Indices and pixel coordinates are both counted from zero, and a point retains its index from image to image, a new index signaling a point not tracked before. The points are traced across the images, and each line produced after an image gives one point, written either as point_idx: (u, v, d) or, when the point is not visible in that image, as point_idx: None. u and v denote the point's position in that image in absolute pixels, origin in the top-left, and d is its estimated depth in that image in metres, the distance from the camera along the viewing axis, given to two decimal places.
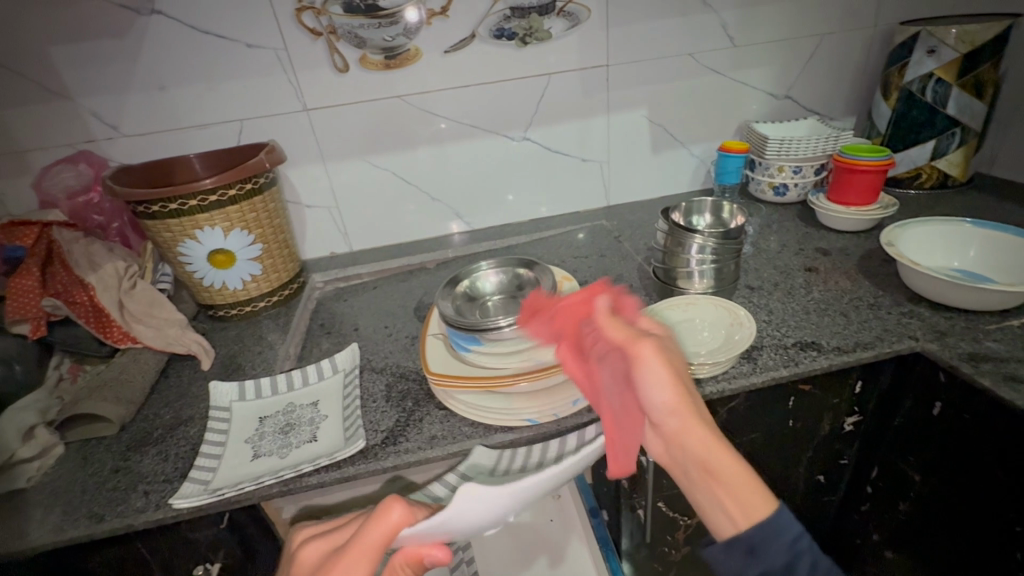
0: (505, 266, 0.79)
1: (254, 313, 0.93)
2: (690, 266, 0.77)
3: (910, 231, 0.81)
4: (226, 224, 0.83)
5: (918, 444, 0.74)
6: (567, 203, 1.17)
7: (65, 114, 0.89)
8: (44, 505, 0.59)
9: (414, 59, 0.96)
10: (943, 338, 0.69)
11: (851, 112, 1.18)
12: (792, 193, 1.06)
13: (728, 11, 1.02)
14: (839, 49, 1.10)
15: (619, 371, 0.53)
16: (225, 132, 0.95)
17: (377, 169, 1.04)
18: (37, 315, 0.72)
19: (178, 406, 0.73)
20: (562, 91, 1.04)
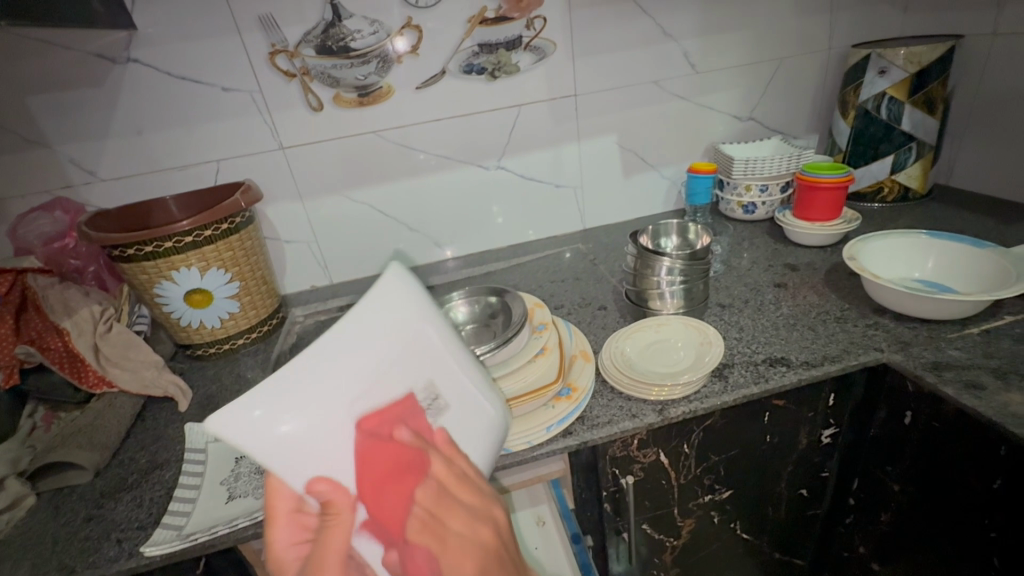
0: (476, 295, 0.80)
1: (234, 350, 0.93)
2: (660, 287, 0.79)
3: (871, 244, 0.84)
4: (202, 264, 0.83)
5: (894, 454, 0.75)
6: (545, 228, 1.19)
7: (42, 161, 0.90)
8: (14, 559, 0.58)
9: (387, 96, 0.98)
10: (908, 348, 0.71)
11: (814, 130, 1.23)
12: (761, 211, 1.09)
13: (688, 40, 1.07)
14: (797, 72, 1.15)
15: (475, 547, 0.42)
16: (202, 173, 0.97)
17: (355, 203, 1.06)
18: (9, 362, 0.73)
19: (154, 450, 0.72)
20: (533, 121, 1.07)
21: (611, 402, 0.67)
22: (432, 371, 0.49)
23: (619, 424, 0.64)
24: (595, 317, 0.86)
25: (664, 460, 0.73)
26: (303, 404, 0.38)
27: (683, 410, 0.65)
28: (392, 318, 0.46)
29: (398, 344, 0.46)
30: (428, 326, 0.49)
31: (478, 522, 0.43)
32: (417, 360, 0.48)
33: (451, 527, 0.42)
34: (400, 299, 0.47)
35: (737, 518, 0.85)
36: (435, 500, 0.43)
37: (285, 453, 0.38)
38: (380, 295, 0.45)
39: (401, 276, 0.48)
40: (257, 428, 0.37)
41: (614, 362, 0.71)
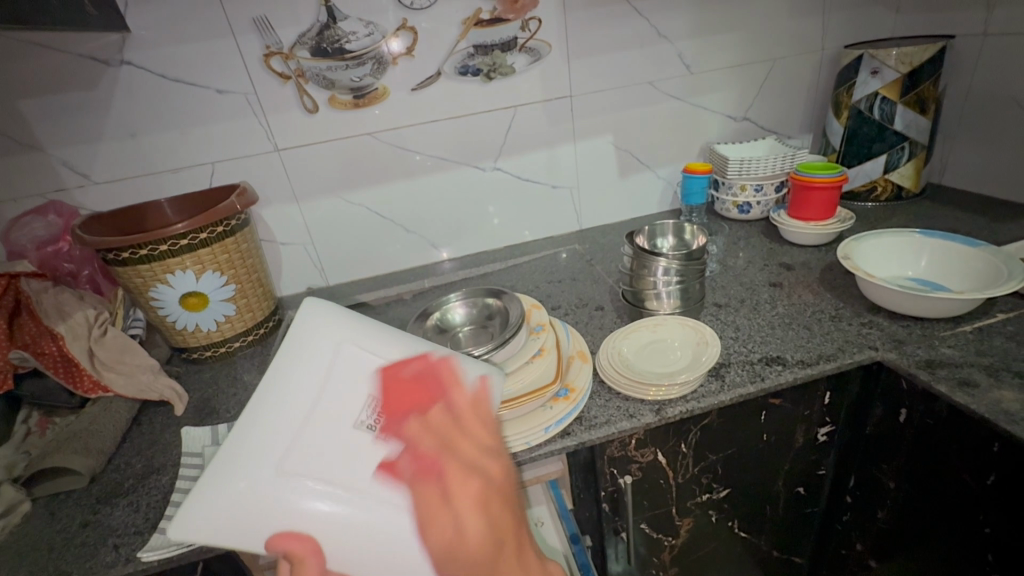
0: (473, 297, 0.80)
1: (230, 353, 0.92)
2: (657, 288, 0.79)
3: (865, 244, 0.84)
4: (198, 267, 0.83)
5: (890, 451, 0.75)
6: (541, 228, 1.19)
7: (34, 164, 0.90)
8: (10, 566, 0.58)
9: (383, 97, 0.98)
10: (902, 347, 0.71)
11: (808, 130, 1.24)
12: (756, 210, 1.10)
13: (683, 41, 1.07)
14: (790, 73, 1.16)
15: (479, 481, 0.44)
16: (197, 175, 0.97)
17: (351, 204, 1.06)
18: (3, 367, 0.71)
19: (151, 454, 0.72)
20: (529, 123, 1.07)
21: (609, 403, 0.68)
22: (374, 383, 0.46)
23: (616, 425, 0.64)
24: (592, 318, 0.87)
25: (662, 460, 0.74)
26: (243, 482, 0.41)
27: (680, 410, 0.65)
28: (304, 361, 0.45)
29: (317, 380, 0.45)
30: (349, 342, 0.47)
31: (483, 462, 0.46)
32: (348, 380, 0.45)
33: (463, 453, 0.45)
34: (308, 337, 0.46)
35: (735, 517, 0.85)
36: (456, 433, 0.46)
37: (241, 532, 0.41)
38: (286, 340, 0.45)
39: (305, 308, 0.47)
40: (212, 520, 0.41)
41: (612, 362, 0.71)
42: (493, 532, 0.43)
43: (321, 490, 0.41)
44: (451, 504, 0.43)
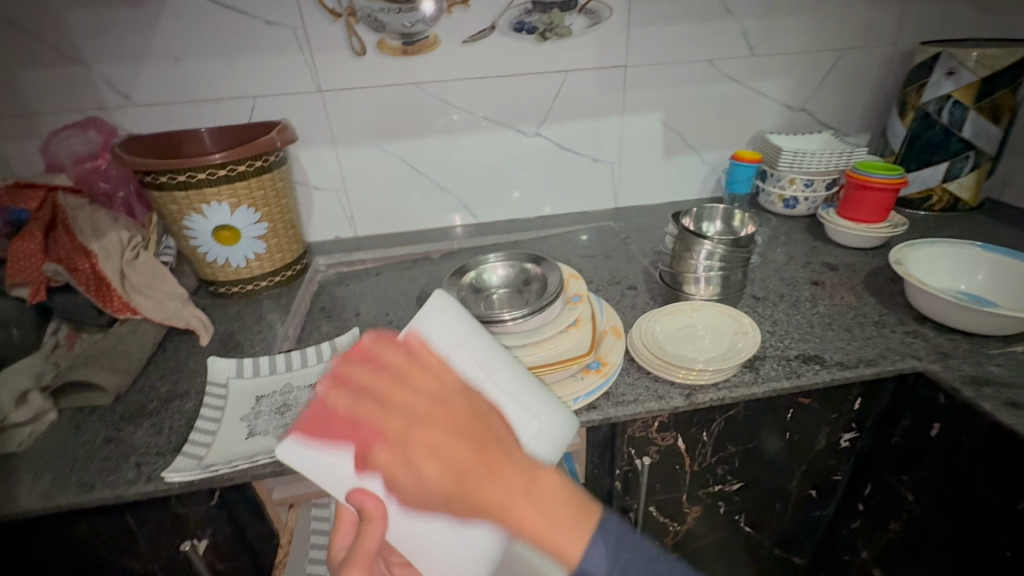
0: (512, 260, 0.78)
1: (256, 291, 0.92)
2: (697, 272, 0.77)
3: (918, 251, 0.81)
4: (233, 200, 0.82)
5: (913, 464, 0.74)
6: (575, 202, 1.16)
7: (77, 79, 0.88)
8: (35, 470, 0.59)
9: (433, 47, 0.95)
10: (946, 360, 0.69)
11: (866, 129, 1.18)
12: (802, 206, 1.06)
13: (750, 20, 1.02)
14: (858, 65, 1.10)
15: (430, 426, 0.42)
16: (237, 108, 0.95)
17: (387, 154, 1.04)
18: (37, 279, 0.72)
19: (175, 379, 0.72)
20: (579, 89, 1.03)
21: (638, 381, 0.67)
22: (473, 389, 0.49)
23: (644, 404, 0.63)
24: (624, 296, 0.85)
25: (681, 446, 0.73)
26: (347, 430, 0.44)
27: (710, 397, 0.64)
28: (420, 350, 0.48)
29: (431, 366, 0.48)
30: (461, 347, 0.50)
31: (430, 404, 0.43)
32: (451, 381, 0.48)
33: (412, 415, 0.42)
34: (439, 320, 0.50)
35: (742, 511, 0.84)
36: (389, 400, 0.43)
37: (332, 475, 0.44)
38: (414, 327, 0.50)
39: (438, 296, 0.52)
40: (311, 449, 0.44)
41: (644, 341, 0.70)
42: (457, 474, 0.41)
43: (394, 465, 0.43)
44: (413, 448, 0.41)
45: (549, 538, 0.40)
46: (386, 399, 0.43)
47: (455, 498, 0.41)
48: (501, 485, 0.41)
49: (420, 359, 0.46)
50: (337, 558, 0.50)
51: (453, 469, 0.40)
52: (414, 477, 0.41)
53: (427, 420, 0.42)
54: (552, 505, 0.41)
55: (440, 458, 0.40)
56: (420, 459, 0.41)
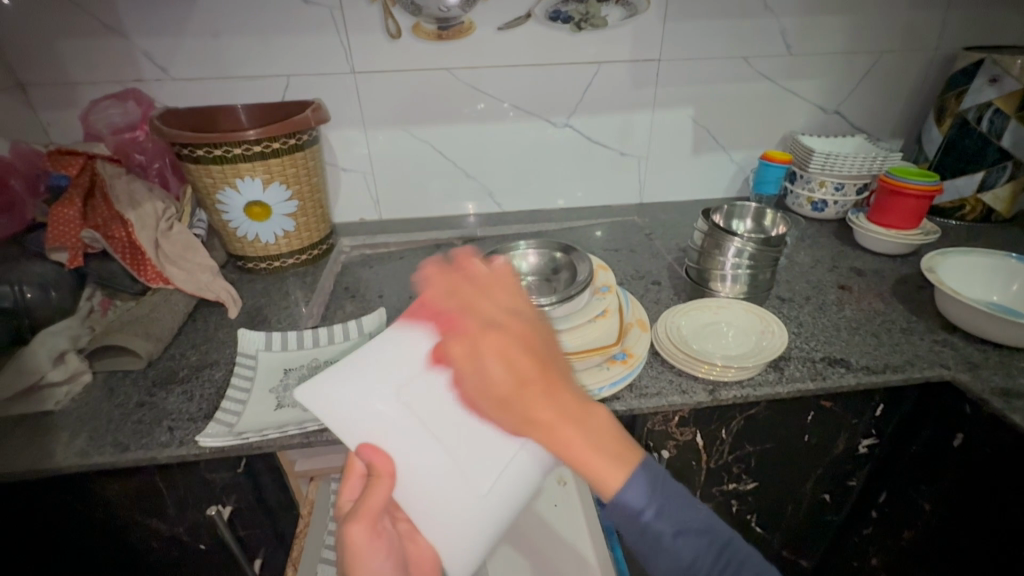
0: (543, 247, 0.78)
1: (282, 268, 0.93)
2: (724, 269, 0.77)
3: (951, 259, 0.80)
4: (266, 176, 0.83)
5: (933, 474, 0.73)
6: (600, 195, 1.16)
7: (117, 50, 0.90)
8: (71, 430, 0.61)
9: (467, 32, 0.95)
10: (976, 370, 0.68)
11: (900, 135, 1.16)
12: (830, 210, 1.05)
13: (789, 18, 1.00)
14: (896, 69, 1.08)
15: (510, 319, 0.46)
16: (271, 86, 0.95)
17: (415, 139, 1.04)
18: (75, 245, 0.73)
19: (205, 349, 0.74)
20: (611, 81, 1.02)
21: (661, 375, 0.67)
22: None
23: (667, 398, 0.64)
24: (648, 291, 0.85)
25: (700, 442, 0.73)
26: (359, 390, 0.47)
27: (734, 394, 0.64)
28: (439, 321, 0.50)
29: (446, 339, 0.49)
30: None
31: (507, 317, 0.46)
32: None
33: (487, 314, 0.46)
34: None
35: (755, 512, 0.84)
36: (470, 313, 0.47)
37: (346, 427, 0.45)
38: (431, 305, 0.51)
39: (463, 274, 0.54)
40: (322, 398, 0.46)
41: (669, 335, 0.70)
42: (521, 382, 0.43)
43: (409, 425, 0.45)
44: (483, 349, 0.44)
45: (593, 462, 0.41)
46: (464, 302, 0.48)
47: (511, 401, 0.43)
48: (558, 407, 0.42)
49: (503, 279, 0.50)
50: (344, 510, 0.49)
51: (516, 370, 0.43)
52: (482, 381, 0.44)
53: (501, 316, 0.46)
54: (602, 430, 0.43)
55: (505, 359, 0.43)
56: (486, 348, 0.44)
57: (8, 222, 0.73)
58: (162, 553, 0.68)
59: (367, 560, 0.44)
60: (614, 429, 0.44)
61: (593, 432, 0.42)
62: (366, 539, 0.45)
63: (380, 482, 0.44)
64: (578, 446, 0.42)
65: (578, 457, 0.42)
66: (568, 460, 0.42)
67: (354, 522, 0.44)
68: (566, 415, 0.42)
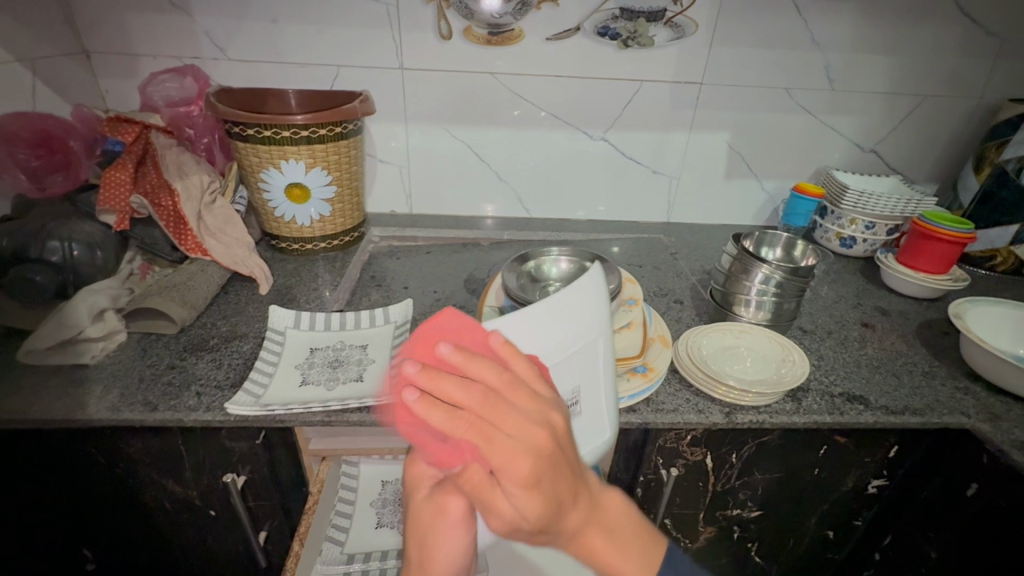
0: (575, 256, 0.80)
1: (313, 251, 0.96)
2: (749, 294, 0.78)
3: (978, 308, 0.79)
4: (309, 161, 0.85)
5: (942, 522, 0.72)
6: (628, 210, 1.17)
7: (180, 27, 0.93)
8: (104, 384, 0.63)
9: (516, 40, 0.97)
10: (997, 422, 0.67)
11: (935, 180, 1.16)
12: (858, 247, 1.05)
13: (835, 53, 1.01)
14: (937, 114, 1.08)
15: (526, 454, 0.31)
16: (322, 75, 0.98)
17: (453, 139, 1.06)
18: (124, 209, 0.75)
19: (235, 321, 0.76)
20: (651, 100, 1.04)
21: (678, 393, 0.67)
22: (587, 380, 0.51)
23: (683, 416, 0.64)
24: (670, 309, 0.85)
25: (708, 464, 0.73)
26: None
27: (749, 418, 0.65)
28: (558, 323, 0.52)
29: None
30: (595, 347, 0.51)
31: (535, 426, 0.32)
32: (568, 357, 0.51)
33: (503, 430, 0.31)
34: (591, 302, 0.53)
35: (755, 541, 0.83)
36: (480, 406, 0.32)
37: None
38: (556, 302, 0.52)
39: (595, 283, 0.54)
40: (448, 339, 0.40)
41: (689, 354, 0.70)
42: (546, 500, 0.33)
43: None
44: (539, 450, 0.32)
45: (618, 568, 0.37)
46: (475, 408, 0.32)
47: (548, 531, 0.33)
48: (582, 520, 0.35)
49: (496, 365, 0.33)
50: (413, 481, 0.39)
51: (554, 504, 0.32)
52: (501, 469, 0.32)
53: (514, 426, 0.32)
54: (623, 529, 0.37)
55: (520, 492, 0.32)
56: (512, 482, 0.31)
57: (63, 179, 0.77)
58: (173, 513, 0.69)
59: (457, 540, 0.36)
60: (631, 523, 0.38)
61: (611, 526, 0.37)
62: (464, 517, 0.36)
63: None
64: (604, 549, 0.36)
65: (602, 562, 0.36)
66: (591, 565, 0.37)
67: (457, 499, 0.36)
68: (591, 521, 0.35)
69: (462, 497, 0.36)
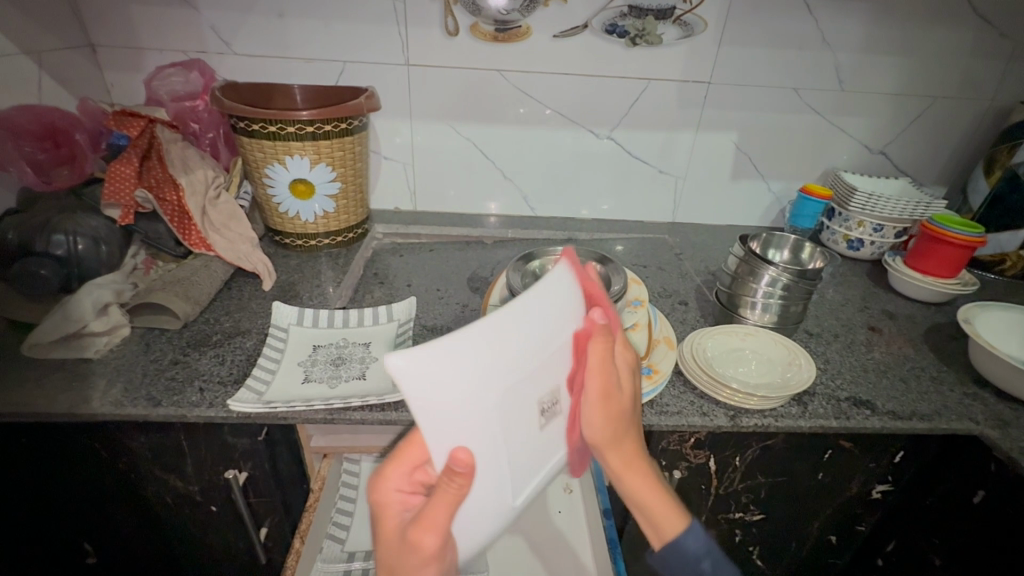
0: (581, 255, 0.80)
1: (317, 248, 0.96)
2: (756, 297, 0.77)
3: (987, 313, 0.78)
4: (314, 157, 0.85)
5: (946, 529, 0.72)
6: (633, 210, 1.16)
7: (186, 21, 0.93)
8: (107, 378, 0.63)
9: (523, 37, 0.97)
10: (1006, 429, 0.67)
11: (944, 182, 1.15)
12: (866, 250, 1.04)
13: (845, 53, 1.00)
14: (948, 117, 1.07)
15: (628, 378, 0.46)
16: (327, 70, 0.98)
17: (459, 136, 1.06)
18: (128, 203, 0.75)
19: (238, 317, 0.76)
20: (658, 99, 1.03)
21: (683, 395, 0.67)
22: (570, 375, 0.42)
23: (688, 418, 0.64)
24: (674, 310, 0.85)
25: (711, 467, 0.72)
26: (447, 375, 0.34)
27: (754, 422, 0.64)
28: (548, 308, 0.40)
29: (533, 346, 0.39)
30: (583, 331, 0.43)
31: (630, 368, 0.46)
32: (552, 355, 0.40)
33: (619, 356, 0.46)
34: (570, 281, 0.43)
35: (757, 544, 0.83)
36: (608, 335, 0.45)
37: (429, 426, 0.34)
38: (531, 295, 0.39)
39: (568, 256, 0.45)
40: (415, 382, 0.33)
41: (694, 355, 0.70)
42: (633, 419, 0.45)
43: (489, 441, 0.37)
44: (615, 365, 0.44)
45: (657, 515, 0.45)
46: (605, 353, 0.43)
47: (622, 447, 0.45)
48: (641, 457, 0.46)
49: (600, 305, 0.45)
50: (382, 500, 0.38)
51: (632, 424, 0.45)
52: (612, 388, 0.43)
53: (621, 359, 0.46)
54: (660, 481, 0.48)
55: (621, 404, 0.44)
56: (625, 389, 0.44)
57: (69, 173, 0.77)
58: (175, 509, 0.69)
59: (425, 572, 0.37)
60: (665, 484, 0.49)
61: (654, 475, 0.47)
62: (434, 555, 0.36)
63: (461, 491, 0.35)
64: (651, 493, 0.45)
65: (644, 503, 0.45)
66: (634, 505, 0.46)
67: (431, 539, 0.36)
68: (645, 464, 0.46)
69: (437, 534, 0.36)
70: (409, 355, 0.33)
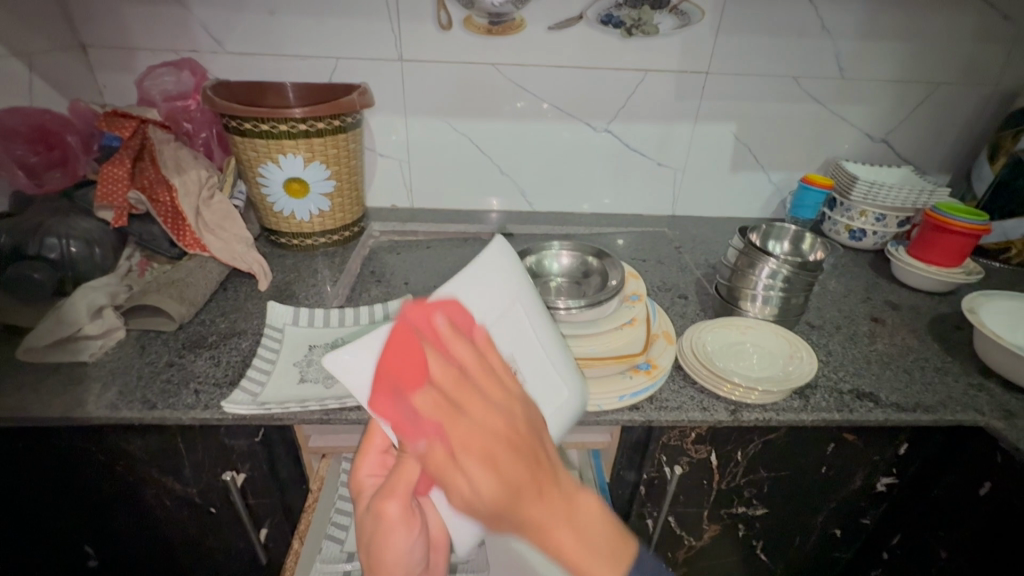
0: (578, 250, 0.79)
1: (313, 247, 0.95)
2: (756, 289, 0.76)
3: (993, 302, 0.77)
4: (308, 155, 0.84)
5: (952, 520, 0.71)
6: (632, 203, 1.15)
7: (177, 21, 0.92)
8: (102, 381, 0.63)
9: (517, 29, 0.95)
10: (1012, 419, 0.66)
11: (948, 170, 1.13)
12: (868, 240, 1.03)
13: (845, 41, 0.98)
14: (951, 103, 1.05)
15: (485, 431, 0.32)
16: (320, 67, 0.97)
17: (455, 131, 1.05)
18: (121, 205, 0.75)
19: (234, 318, 0.76)
20: (655, 90, 1.01)
21: (683, 390, 0.66)
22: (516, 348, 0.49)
23: (688, 413, 0.63)
24: (674, 304, 0.84)
25: (713, 462, 0.72)
26: None
27: (756, 416, 0.63)
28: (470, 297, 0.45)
29: None
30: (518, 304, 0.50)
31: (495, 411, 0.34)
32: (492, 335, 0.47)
33: (468, 407, 0.33)
34: (501, 263, 0.48)
35: (761, 539, 0.82)
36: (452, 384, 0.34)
37: None
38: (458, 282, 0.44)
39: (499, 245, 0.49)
40: (355, 369, 0.44)
41: (694, 349, 0.69)
42: (507, 479, 0.32)
43: None
44: (453, 419, 0.33)
45: None
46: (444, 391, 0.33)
47: (504, 519, 0.32)
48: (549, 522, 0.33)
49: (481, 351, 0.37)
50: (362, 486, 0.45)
51: (510, 482, 0.32)
52: (457, 446, 0.32)
53: (480, 404, 0.33)
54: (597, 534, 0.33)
55: (488, 465, 0.32)
56: (467, 455, 0.32)
57: (61, 176, 0.76)
58: (174, 510, 0.69)
59: (395, 539, 0.40)
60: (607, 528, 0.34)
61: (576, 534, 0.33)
62: (398, 520, 0.39)
63: (413, 463, 0.38)
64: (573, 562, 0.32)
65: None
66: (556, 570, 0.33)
67: (391, 504, 0.39)
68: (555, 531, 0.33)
69: (399, 502, 0.39)
70: (344, 353, 0.44)
